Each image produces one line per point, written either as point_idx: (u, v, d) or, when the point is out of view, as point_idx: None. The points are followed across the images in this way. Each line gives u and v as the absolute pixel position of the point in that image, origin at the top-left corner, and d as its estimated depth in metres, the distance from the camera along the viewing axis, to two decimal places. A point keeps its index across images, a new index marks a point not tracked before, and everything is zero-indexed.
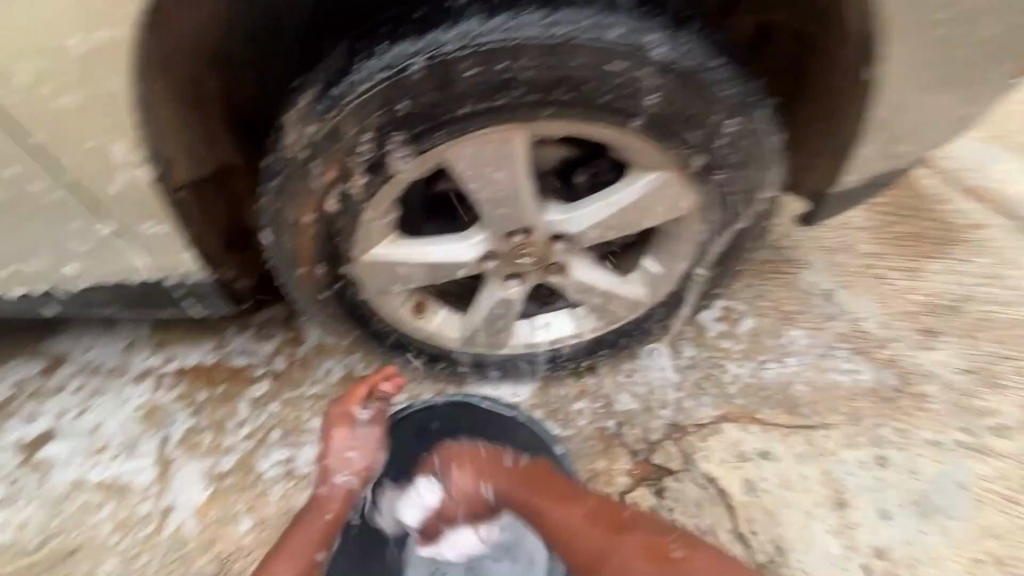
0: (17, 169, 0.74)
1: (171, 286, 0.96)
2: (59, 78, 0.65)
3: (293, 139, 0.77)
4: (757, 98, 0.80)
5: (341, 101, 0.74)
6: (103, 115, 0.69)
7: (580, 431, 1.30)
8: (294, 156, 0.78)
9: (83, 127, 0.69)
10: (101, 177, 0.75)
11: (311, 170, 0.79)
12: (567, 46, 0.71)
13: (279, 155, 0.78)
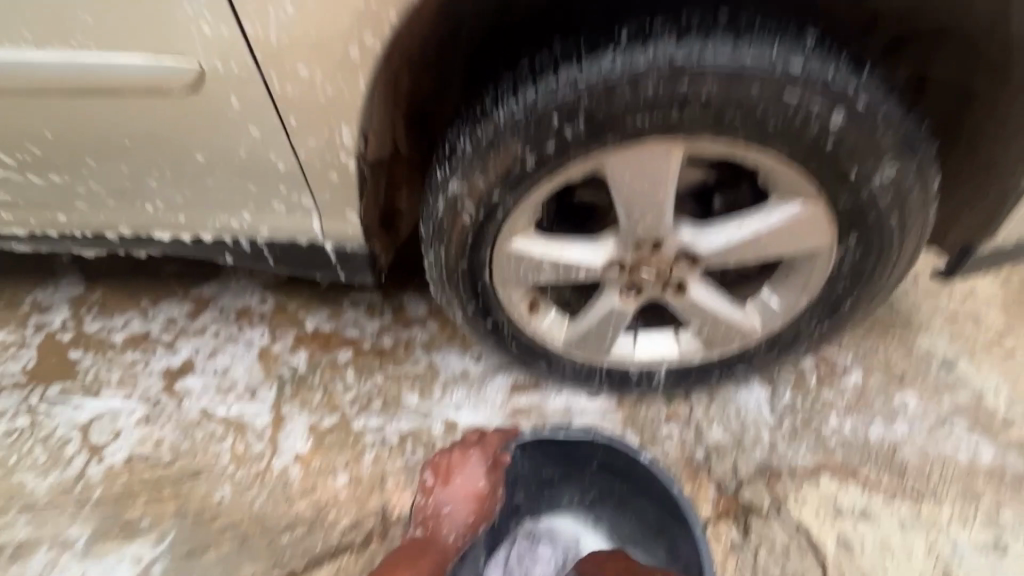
0: (260, 138, 0.89)
1: (329, 251, 1.10)
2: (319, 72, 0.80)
3: (479, 129, 0.88)
4: (923, 144, 0.83)
5: (532, 97, 0.83)
6: (343, 103, 0.83)
7: (666, 453, 1.30)
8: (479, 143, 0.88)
9: (330, 114, 0.85)
10: (317, 151, 0.90)
11: (485, 161, 0.89)
12: (749, 75, 0.77)
13: (465, 144, 0.89)
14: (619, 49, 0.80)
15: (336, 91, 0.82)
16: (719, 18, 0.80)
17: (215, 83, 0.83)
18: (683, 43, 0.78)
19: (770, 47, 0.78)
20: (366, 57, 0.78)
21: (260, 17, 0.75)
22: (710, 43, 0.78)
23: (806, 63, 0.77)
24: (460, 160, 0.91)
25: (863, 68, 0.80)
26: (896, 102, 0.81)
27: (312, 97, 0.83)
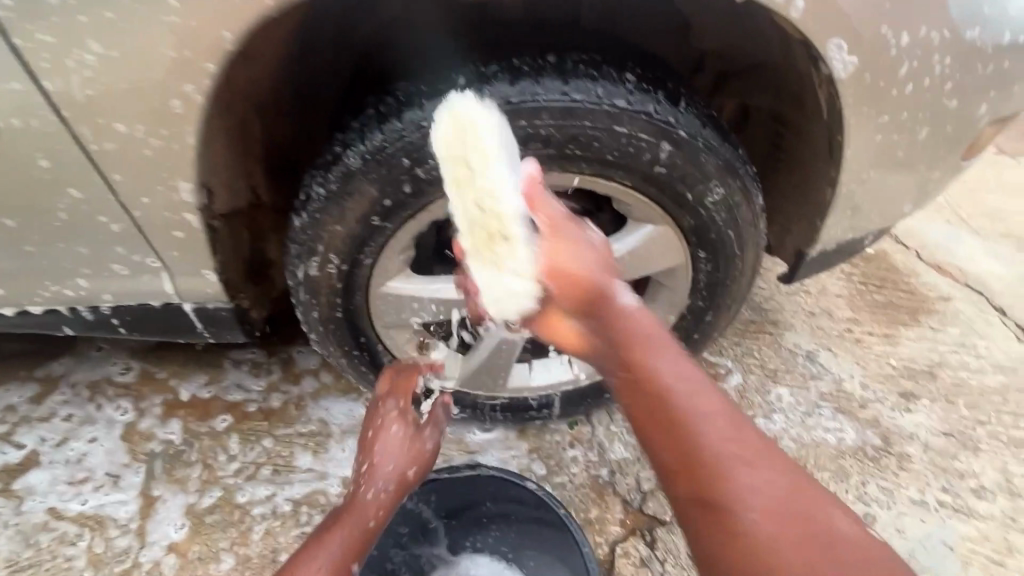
0: (84, 196, 0.81)
1: (188, 311, 1.01)
2: (138, 126, 0.74)
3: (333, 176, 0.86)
4: (743, 165, 0.93)
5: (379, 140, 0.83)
6: (172, 158, 0.78)
7: (572, 479, 1.30)
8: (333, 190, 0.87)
9: (158, 170, 0.79)
10: (152, 207, 0.83)
11: (344, 208, 0.88)
12: (580, 110, 0.83)
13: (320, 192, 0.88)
14: (459, 91, 0.83)
15: (161, 145, 0.76)
16: (548, 58, 0.84)
17: (19, 139, 0.75)
18: (515, 83, 0.83)
19: (596, 83, 0.84)
20: (189, 108, 0.74)
21: (57, 65, 0.69)
22: (542, 82, 0.83)
23: (630, 97, 0.84)
24: (315, 206, 0.88)
25: (682, 99, 0.88)
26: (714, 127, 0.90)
27: (136, 149, 0.77)
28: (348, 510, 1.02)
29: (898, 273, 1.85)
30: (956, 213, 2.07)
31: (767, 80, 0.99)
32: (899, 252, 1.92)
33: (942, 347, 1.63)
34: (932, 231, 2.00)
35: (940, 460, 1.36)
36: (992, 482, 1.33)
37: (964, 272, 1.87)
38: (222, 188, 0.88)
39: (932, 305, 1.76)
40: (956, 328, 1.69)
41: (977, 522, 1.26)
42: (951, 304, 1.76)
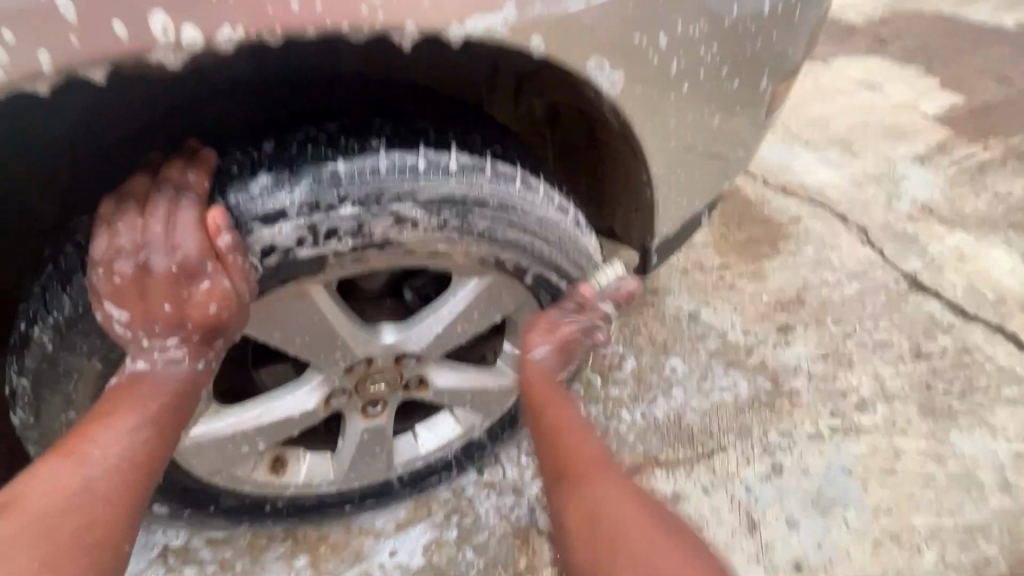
0: None
1: None
2: None
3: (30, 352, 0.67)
4: (546, 193, 0.80)
5: (69, 307, 0.66)
6: None
7: (494, 532, 1.22)
8: (42, 364, 0.68)
9: None
10: None
11: (69, 382, 0.70)
12: (323, 201, 0.67)
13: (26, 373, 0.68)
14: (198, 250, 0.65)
15: None
16: (265, 149, 0.68)
17: None
18: (233, 198, 0.66)
19: (334, 160, 0.67)
20: None
21: None
22: (264, 179, 0.66)
23: (382, 166, 0.68)
24: (28, 399, 0.70)
25: (446, 139, 0.73)
26: (489, 156, 0.75)
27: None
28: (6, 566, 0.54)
29: (752, 205, 1.88)
30: (788, 130, 2.16)
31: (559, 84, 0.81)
32: (750, 184, 1.95)
33: (804, 268, 1.70)
34: (773, 154, 2.07)
35: (824, 386, 1.43)
36: (868, 392, 1.43)
37: (807, 186, 1.95)
38: None
39: (787, 228, 1.82)
40: (811, 247, 1.76)
41: (865, 436, 1.35)
42: (802, 222, 1.84)
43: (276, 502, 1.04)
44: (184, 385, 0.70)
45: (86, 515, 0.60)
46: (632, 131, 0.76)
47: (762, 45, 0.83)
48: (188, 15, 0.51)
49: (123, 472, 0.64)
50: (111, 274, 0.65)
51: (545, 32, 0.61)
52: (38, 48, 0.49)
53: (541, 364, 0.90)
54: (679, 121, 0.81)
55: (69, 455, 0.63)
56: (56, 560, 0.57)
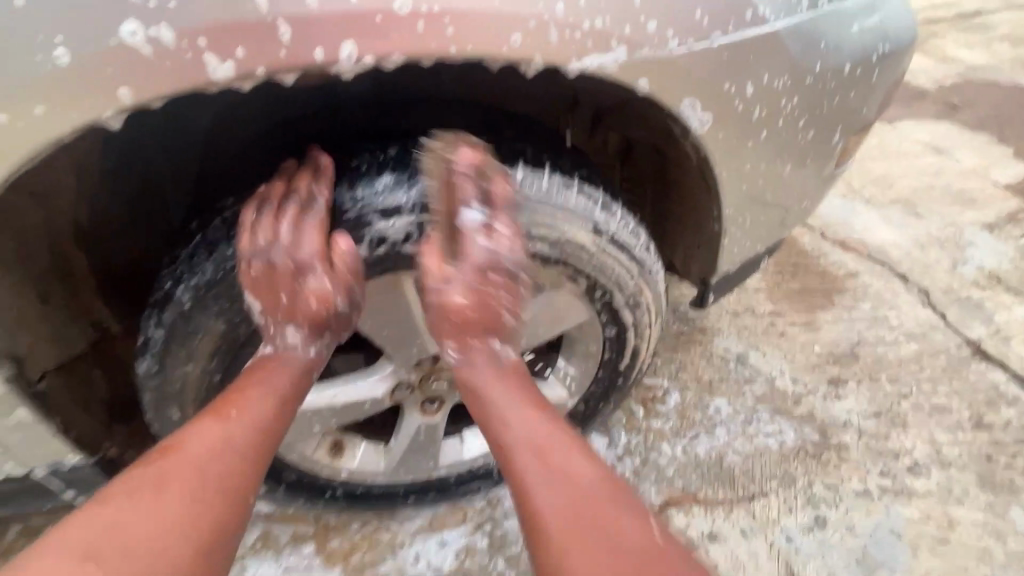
0: None
1: (40, 477, 0.83)
2: None
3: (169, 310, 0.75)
4: (623, 218, 0.87)
5: (212, 271, 0.75)
6: None
7: (527, 546, 1.24)
8: (177, 320, 0.76)
9: None
10: None
11: (196, 337, 0.77)
12: (433, 202, 0.75)
13: (160, 326, 0.76)
14: None
15: None
16: (389, 152, 0.77)
17: None
18: (357, 190, 0.75)
19: (447, 167, 0.76)
20: None
21: None
22: (385, 177, 0.75)
23: (487, 177, 0.77)
24: (156, 350, 0.78)
25: (541, 160, 0.81)
26: (576, 179, 0.82)
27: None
28: (163, 504, 0.64)
29: (808, 256, 1.88)
30: (849, 186, 2.16)
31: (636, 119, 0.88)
32: (807, 235, 1.95)
33: (859, 324, 1.68)
34: (832, 209, 2.06)
35: (876, 445, 1.39)
36: (923, 455, 1.38)
37: (866, 243, 1.93)
38: (42, 347, 0.76)
39: (844, 282, 1.80)
40: (868, 303, 1.74)
41: (917, 501, 1.30)
42: (859, 277, 1.82)
43: (328, 485, 1.10)
44: (307, 370, 0.82)
45: (221, 469, 0.69)
46: (710, 169, 0.82)
47: (838, 103, 0.88)
48: (374, 43, 0.57)
49: (251, 435, 0.74)
50: (250, 267, 0.76)
51: (650, 74, 0.69)
52: (249, 59, 0.54)
53: (489, 372, 0.86)
54: (755, 163, 0.86)
55: (217, 414, 0.74)
56: (206, 500, 0.66)
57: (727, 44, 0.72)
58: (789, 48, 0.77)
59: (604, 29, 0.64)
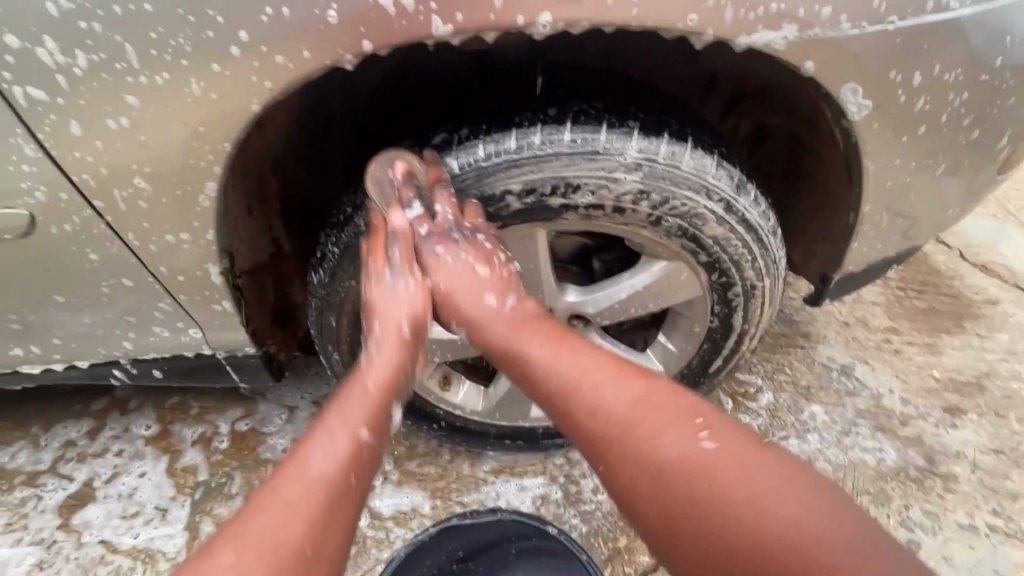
0: (114, 283, 0.84)
1: (221, 357, 1.03)
2: (156, 217, 0.75)
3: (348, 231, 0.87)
4: (753, 197, 0.88)
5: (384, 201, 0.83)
6: (191, 247, 0.79)
7: (601, 506, 1.30)
8: (352, 240, 0.86)
9: (185, 261, 0.81)
10: (193, 281, 0.85)
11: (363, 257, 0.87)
12: (582, 159, 0.80)
13: (338, 243, 0.87)
14: (478, 179, 0.81)
15: (172, 240, 0.78)
16: (549, 112, 0.82)
17: (47, 236, 0.76)
18: (514, 138, 0.80)
19: (600, 128, 0.81)
20: (212, 202, 0.73)
21: (61, 132, 0.66)
22: (546, 131, 0.80)
23: (635, 144, 0.81)
24: (330, 263, 0.88)
25: (688, 134, 0.85)
26: (715, 156, 0.86)
27: (168, 224, 0.76)
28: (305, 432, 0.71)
29: (940, 275, 1.73)
30: (1002, 205, 1.94)
31: (780, 99, 0.90)
32: (941, 253, 1.79)
33: (991, 355, 1.54)
34: (977, 228, 1.87)
35: (990, 481, 1.30)
36: None
37: (1015, 270, 1.74)
38: (242, 251, 0.91)
39: (979, 308, 1.65)
40: (1006, 334, 1.58)
41: None
42: (999, 306, 1.65)
43: (432, 413, 1.24)
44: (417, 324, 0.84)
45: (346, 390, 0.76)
46: (857, 158, 0.82)
47: (1014, 104, 0.83)
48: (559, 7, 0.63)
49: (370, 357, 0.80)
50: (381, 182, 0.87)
51: (816, 56, 0.70)
52: (456, 14, 0.63)
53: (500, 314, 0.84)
54: (908, 159, 0.83)
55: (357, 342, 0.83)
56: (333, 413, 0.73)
57: (902, 29, 0.71)
58: (970, 39, 0.74)
59: (781, 10, 0.66)
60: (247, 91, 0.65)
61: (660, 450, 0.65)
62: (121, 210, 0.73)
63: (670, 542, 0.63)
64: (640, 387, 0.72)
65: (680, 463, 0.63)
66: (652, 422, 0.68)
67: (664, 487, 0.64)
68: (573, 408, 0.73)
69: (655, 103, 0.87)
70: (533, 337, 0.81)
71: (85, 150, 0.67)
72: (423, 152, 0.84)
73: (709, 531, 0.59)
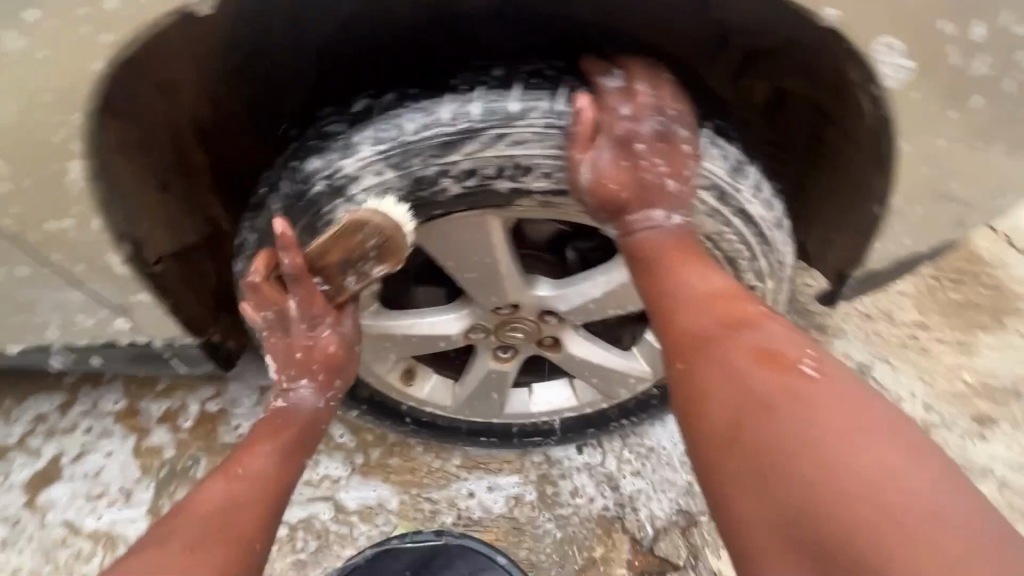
0: (7, 271, 0.74)
1: (156, 346, 0.92)
2: (31, 201, 0.64)
3: (264, 216, 0.73)
4: (753, 180, 0.71)
5: (297, 179, 0.70)
6: (80, 236, 0.69)
7: (579, 511, 1.21)
8: (269, 225, 0.73)
9: (79, 251, 0.70)
10: (95, 273, 0.74)
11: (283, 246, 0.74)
12: (532, 133, 0.65)
13: (257, 228, 0.75)
14: (403, 156, 0.66)
15: (59, 228, 0.67)
16: (493, 73, 0.67)
17: None
18: (446, 106, 0.65)
19: (554, 94, 0.66)
20: (88, 180, 0.63)
21: None
22: (488, 97, 0.65)
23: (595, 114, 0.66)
24: (249, 251, 0.76)
25: (678, 126, 0.69)
26: (707, 130, 0.71)
27: (46, 212, 0.66)
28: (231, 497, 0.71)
29: (984, 263, 1.52)
30: None
31: (801, 63, 0.73)
32: (988, 237, 1.58)
33: None
34: None
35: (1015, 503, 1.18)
36: None
37: None
38: (160, 233, 0.79)
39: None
40: None
41: None
42: None
43: (396, 408, 1.14)
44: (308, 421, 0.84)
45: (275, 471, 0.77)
46: (891, 138, 0.66)
47: None
48: None
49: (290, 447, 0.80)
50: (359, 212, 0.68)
51: (843, 0, 0.56)
52: None
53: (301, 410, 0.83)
54: (956, 141, 0.67)
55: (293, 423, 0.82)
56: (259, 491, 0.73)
57: None
58: None
59: None
60: (91, 46, 0.53)
61: (838, 420, 0.51)
62: None
63: (730, 501, 0.54)
64: (775, 337, 0.60)
65: (821, 433, 0.50)
66: (789, 377, 0.56)
67: (753, 438, 0.54)
68: (693, 360, 0.62)
69: (640, 83, 0.70)
70: (688, 270, 0.67)
71: None
72: (344, 122, 0.68)
73: (791, 493, 0.49)
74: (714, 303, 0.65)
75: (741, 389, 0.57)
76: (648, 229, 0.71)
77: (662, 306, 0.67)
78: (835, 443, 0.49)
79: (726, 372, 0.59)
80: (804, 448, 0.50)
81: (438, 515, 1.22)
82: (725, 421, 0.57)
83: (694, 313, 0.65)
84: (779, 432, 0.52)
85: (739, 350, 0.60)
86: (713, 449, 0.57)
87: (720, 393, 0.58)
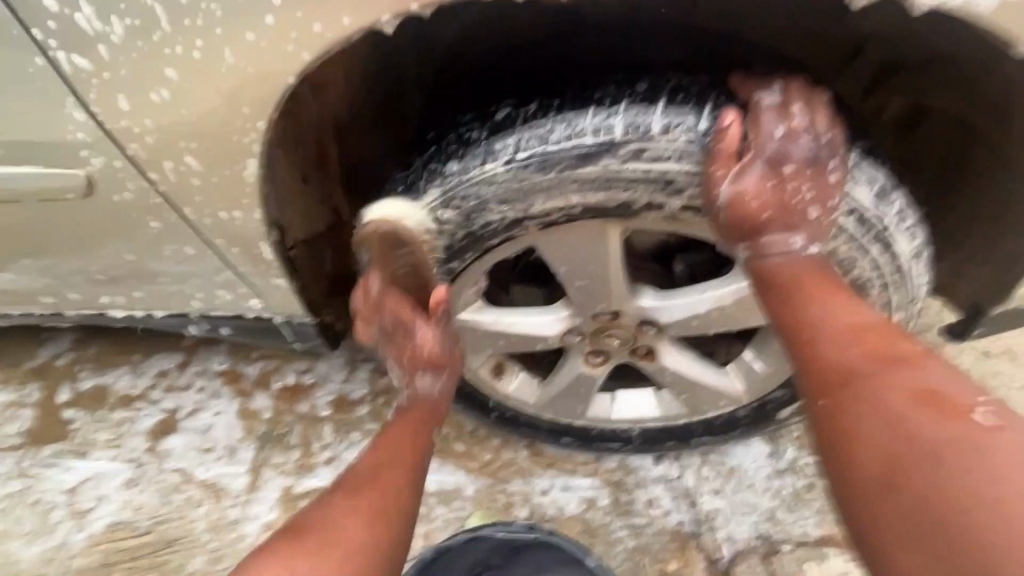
0: (174, 248, 0.84)
1: (279, 322, 0.99)
2: (207, 193, 0.73)
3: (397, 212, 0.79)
4: (899, 208, 0.70)
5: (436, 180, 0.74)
6: (240, 223, 0.77)
7: (653, 523, 1.20)
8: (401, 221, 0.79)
9: (238, 235, 0.79)
10: (246, 254, 0.83)
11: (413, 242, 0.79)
12: (671, 149, 0.67)
13: None
14: (541, 165, 0.69)
15: (229, 217, 0.76)
16: (638, 87, 0.69)
17: (110, 196, 0.76)
18: (590, 117, 0.68)
19: (697, 111, 0.67)
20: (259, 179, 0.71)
21: (112, 99, 0.64)
22: (631, 112, 0.67)
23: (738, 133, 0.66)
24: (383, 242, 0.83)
25: (829, 155, 0.69)
26: (854, 153, 0.70)
27: (223, 202, 0.74)
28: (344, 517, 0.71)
29: None
30: None
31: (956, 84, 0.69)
32: None
33: None
34: None
35: None
36: None
37: None
38: (299, 220, 0.87)
39: None
40: None
41: None
42: None
43: (481, 399, 1.17)
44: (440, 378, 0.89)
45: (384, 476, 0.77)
46: None
47: None
48: None
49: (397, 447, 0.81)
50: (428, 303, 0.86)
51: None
52: None
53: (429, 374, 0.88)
54: None
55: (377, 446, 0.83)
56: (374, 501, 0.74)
57: None
58: None
59: None
60: (284, 62, 0.60)
61: (1019, 475, 0.47)
62: (171, 182, 0.73)
63: (887, 547, 0.52)
64: (935, 375, 0.57)
65: (1001, 488, 0.47)
66: (956, 423, 0.52)
67: (909, 481, 0.52)
68: (840, 393, 0.60)
69: (797, 105, 0.69)
70: (836, 301, 0.65)
71: (135, 123, 0.66)
72: (486, 129, 0.72)
73: (957, 541, 0.47)
74: (865, 337, 0.63)
75: (898, 429, 0.55)
76: (785, 253, 0.70)
77: (803, 335, 0.66)
78: (1006, 494, 0.46)
79: (878, 409, 0.57)
80: (970, 492, 0.48)
81: (513, 508, 1.25)
82: (879, 462, 0.55)
83: (840, 347, 0.63)
84: (942, 475, 0.50)
85: (895, 387, 0.57)
86: (861, 488, 0.55)
87: (871, 432, 0.56)
